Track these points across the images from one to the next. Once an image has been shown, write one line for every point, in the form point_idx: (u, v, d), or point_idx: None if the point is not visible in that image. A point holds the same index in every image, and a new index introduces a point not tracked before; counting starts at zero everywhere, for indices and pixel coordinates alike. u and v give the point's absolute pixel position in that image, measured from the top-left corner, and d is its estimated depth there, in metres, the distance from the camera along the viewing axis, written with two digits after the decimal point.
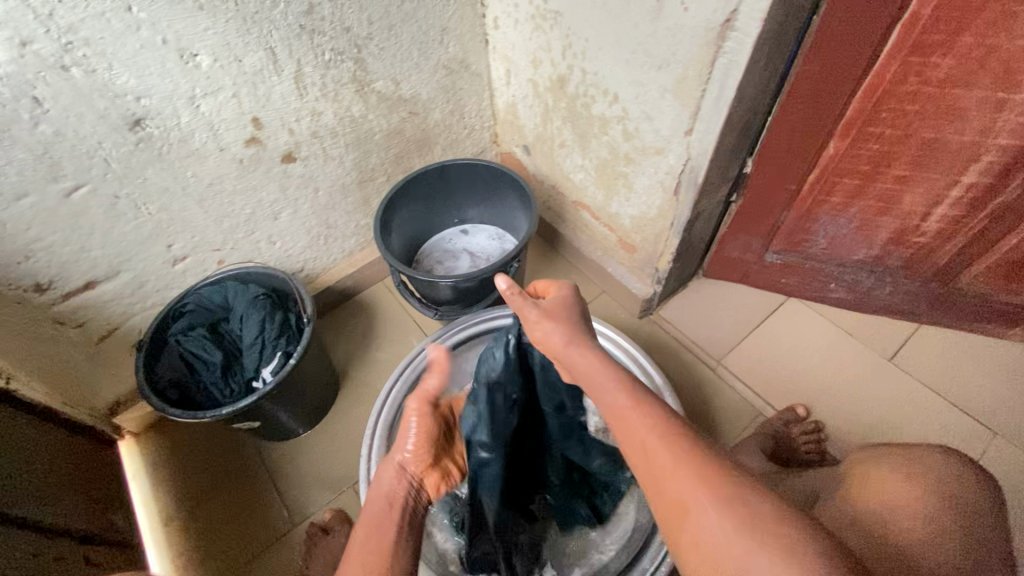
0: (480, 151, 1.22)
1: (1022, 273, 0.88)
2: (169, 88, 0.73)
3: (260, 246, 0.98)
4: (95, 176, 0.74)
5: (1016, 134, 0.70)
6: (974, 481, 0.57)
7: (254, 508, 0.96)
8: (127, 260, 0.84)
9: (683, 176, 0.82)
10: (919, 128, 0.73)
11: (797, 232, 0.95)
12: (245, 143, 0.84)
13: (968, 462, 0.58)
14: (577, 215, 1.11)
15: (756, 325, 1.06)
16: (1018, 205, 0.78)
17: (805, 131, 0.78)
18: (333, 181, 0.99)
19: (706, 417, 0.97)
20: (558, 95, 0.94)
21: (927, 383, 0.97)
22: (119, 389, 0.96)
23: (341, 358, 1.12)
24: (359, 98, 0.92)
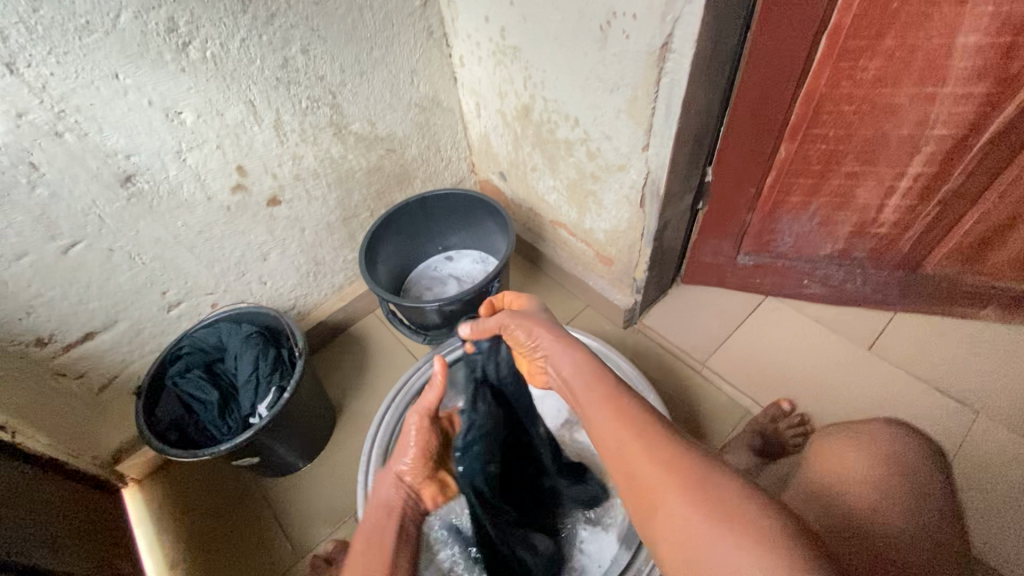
0: (459, 180, 1.27)
1: (982, 254, 0.92)
2: (156, 144, 0.78)
3: (252, 287, 1.02)
4: (90, 232, 0.78)
5: (950, 125, 0.75)
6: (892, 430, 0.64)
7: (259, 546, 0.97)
8: (124, 309, 0.88)
9: (646, 189, 0.86)
10: (859, 127, 0.78)
11: (764, 233, 0.99)
12: (231, 191, 0.89)
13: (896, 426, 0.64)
14: (555, 234, 1.15)
15: (737, 326, 1.09)
16: (965, 190, 0.83)
17: (755, 137, 0.83)
18: (319, 220, 1.04)
19: (695, 419, 0.99)
20: (525, 123, 0.99)
21: (906, 368, 0.99)
22: (121, 437, 0.98)
23: (337, 390, 1.14)
24: (337, 140, 0.97)
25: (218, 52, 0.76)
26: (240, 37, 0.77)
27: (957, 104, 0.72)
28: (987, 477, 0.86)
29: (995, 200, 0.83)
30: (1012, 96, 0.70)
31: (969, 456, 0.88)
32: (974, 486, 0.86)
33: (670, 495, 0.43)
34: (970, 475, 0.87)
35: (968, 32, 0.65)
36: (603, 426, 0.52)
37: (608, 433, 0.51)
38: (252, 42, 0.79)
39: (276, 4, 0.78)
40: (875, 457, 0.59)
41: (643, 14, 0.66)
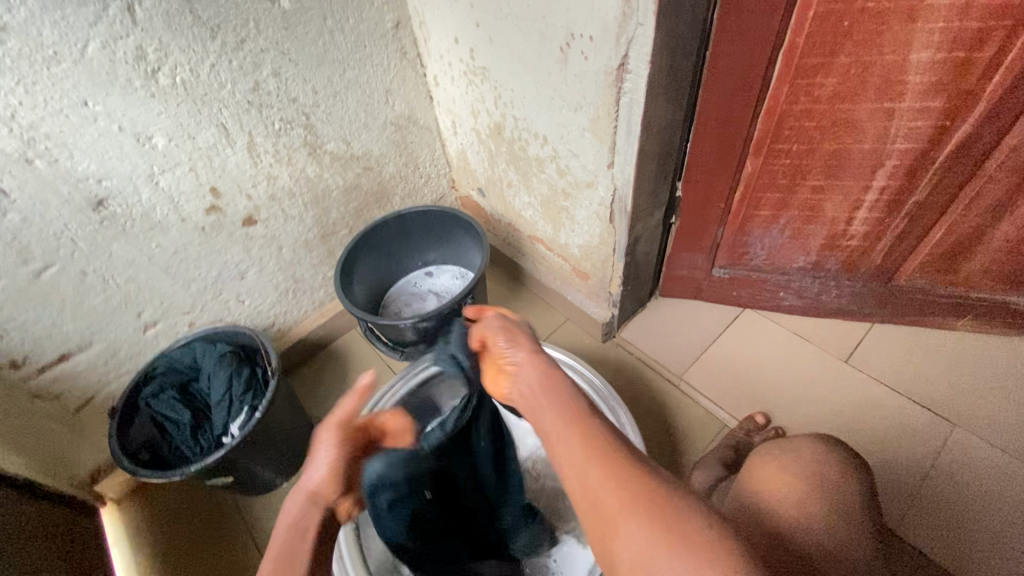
0: (440, 196, 1.28)
1: (954, 265, 0.92)
2: (128, 168, 0.79)
3: (229, 305, 1.03)
4: (63, 255, 0.79)
5: (911, 138, 0.75)
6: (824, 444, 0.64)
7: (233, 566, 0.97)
8: (99, 330, 0.89)
9: (614, 205, 0.87)
10: (822, 142, 0.79)
11: (737, 246, 0.99)
12: (205, 212, 0.90)
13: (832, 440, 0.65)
14: (533, 249, 1.16)
15: (715, 338, 1.09)
16: (931, 201, 0.83)
17: (721, 153, 0.83)
18: (296, 238, 1.05)
19: (671, 434, 0.99)
20: (498, 140, 1.01)
21: (883, 379, 0.99)
22: (99, 457, 0.99)
23: (317, 407, 1.14)
24: (312, 160, 0.99)
25: (188, 77, 0.78)
26: (209, 62, 0.79)
27: (916, 118, 0.73)
28: (965, 489, 0.86)
29: (962, 212, 0.83)
30: (970, 109, 0.70)
31: (945, 468, 0.88)
32: (950, 499, 0.85)
33: (627, 518, 0.41)
34: (947, 487, 0.86)
35: (921, 49, 0.66)
36: (552, 437, 0.49)
37: (568, 451, 0.46)
38: (222, 67, 0.80)
39: (245, 30, 0.80)
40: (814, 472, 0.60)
41: (600, 36, 0.68)
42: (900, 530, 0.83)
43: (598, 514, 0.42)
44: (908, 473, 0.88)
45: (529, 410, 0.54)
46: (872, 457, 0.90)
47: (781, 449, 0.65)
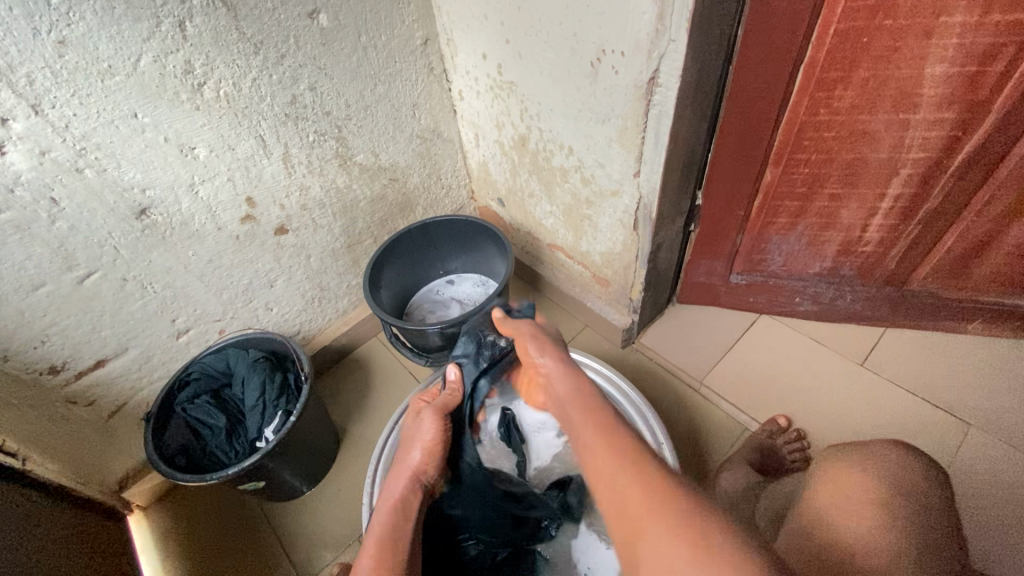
0: (459, 207, 1.31)
1: (965, 270, 0.95)
2: (171, 178, 0.82)
3: (258, 313, 1.05)
4: (105, 262, 0.81)
5: (925, 148, 0.79)
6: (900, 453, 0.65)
7: (256, 562, 0.98)
8: (135, 336, 0.90)
9: (639, 213, 0.90)
10: (839, 152, 0.82)
11: (755, 252, 1.02)
12: (240, 221, 0.93)
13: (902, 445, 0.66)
14: (553, 257, 1.18)
15: (732, 343, 1.11)
16: (945, 208, 0.86)
17: (742, 162, 0.87)
18: (324, 247, 1.08)
19: (693, 437, 1.01)
20: (522, 151, 1.04)
21: (899, 382, 1.01)
22: (128, 464, 0.99)
23: (341, 414, 1.16)
24: (342, 171, 1.01)
25: (231, 91, 0.81)
26: (251, 77, 0.82)
27: (930, 129, 0.77)
28: (985, 488, 0.87)
29: (974, 218, 0.87)
30: (982, 120, 0.74)
31: (964, 468, 0.90)
32: (972, 498, 0.87)
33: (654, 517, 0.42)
34: (967, 486, 0.88)
35: (936, 63, 0.69)
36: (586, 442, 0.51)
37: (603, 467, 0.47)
38: (263, 81, 0.84)
39: (285, 46, 0.83)
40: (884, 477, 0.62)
41: (631, 51, 0.71)
42: None
43: (625, 518, 0.44)
44: None
45: (563, 414, 0.58)
46: None
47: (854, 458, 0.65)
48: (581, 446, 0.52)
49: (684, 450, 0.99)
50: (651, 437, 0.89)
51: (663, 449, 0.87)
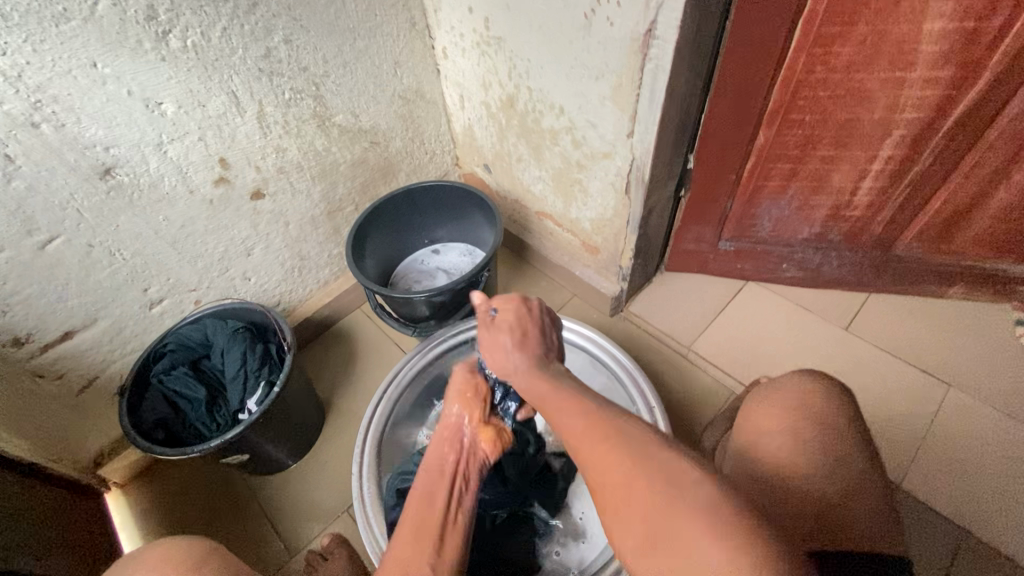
0: (443, 174, 1.27)
1: (949, 234, 0.96)
2: (136, 136, 0.76)
3: (236, 283, 1.00)
4: (68, 227, 0.76)
5: (918, 108, 0.78)
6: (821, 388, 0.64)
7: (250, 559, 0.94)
8: (105, 307, 0.86)
9: (631, 175, 0.88)
10: (834, 112, 0.81)
11: (744, 218, 1.02)
12: (214, 183, 0.88)
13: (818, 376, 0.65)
14: (541, 224, 1.16)
15: (720, 310, 1.11)
16: (934, 170, 0.86)
17: (737, 123, 0.85)
18: (303, 213, 1.03)
19: (683, 403, 1.01)
20: (509, 113, 1.00)
21: (881, 345, 1.03)
22: (103, 440, 0.96)
23: (325, 386, 1.13)
24: (321, 132, 0.96)
25: (199, 40, 0.75)
26: (221, 26, 0.76)
27: (925, 88, 0.76)
28: (961, 445, 0.90)
29: (961, 181, 0.87)
30: (976, 78, 0.73)
31: (942, 428, 0.92)
32: (948, 454, 0.90)
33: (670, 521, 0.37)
34: (944, 443, 0.91)
35: (935, 18, 0.68)
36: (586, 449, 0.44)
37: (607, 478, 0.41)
38: (234, 31, 0.78)
39: None
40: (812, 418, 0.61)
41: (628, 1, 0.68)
42: (901, 483, 0.88)
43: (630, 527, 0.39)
44: (907, 429, 0.93)
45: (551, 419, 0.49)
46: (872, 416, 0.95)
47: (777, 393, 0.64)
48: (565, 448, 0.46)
49: (673, 415, 1.00)
50: (642, 401, 0.89)
51: (654, 413, 0.87)
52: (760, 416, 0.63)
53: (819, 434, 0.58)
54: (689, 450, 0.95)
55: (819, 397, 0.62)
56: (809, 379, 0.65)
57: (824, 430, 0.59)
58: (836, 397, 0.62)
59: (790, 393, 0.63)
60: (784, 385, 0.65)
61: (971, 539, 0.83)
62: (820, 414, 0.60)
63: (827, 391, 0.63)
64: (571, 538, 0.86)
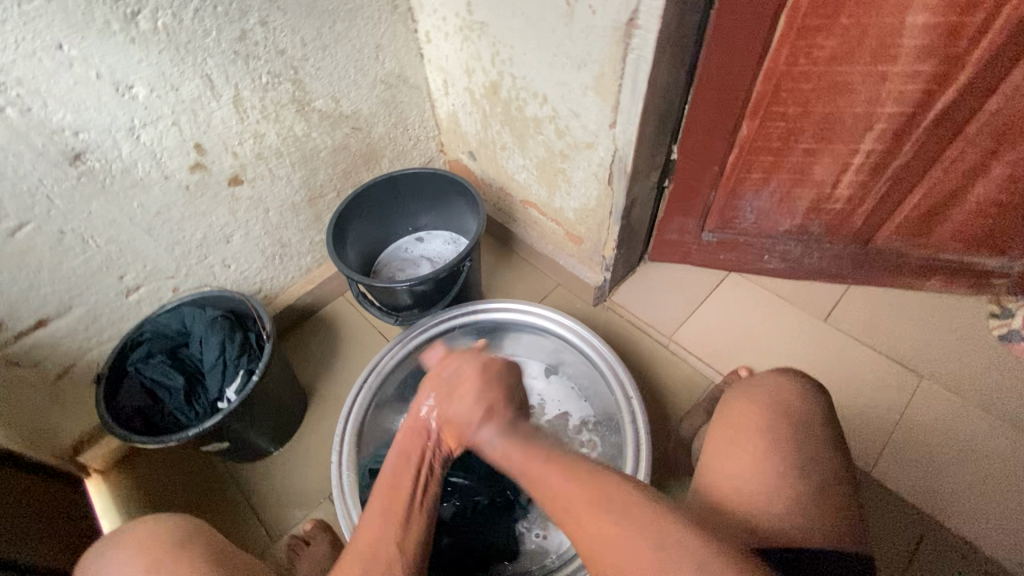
0: (428, 160, 1.26)
1: (928, 227, 0.97)
2: (107, 121, 0.74)
3: (215, 270, 0.99)
4: (39, 213, 0.74)
5: (899, 103, 0.78)
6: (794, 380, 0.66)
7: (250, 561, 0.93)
8: (79, 295, 0.84)
9: (614, 166, 0.87)
10: (816, 105, 0.81)
11: (727, 209, 1.02)
12: (189, 169, 0.86)
13: (793, 372, 0.67)
14: (525, 213, 1.15)
15: (701, 300, 1.12)
16: (914, 164, 0.87)
17: (720, 114, 0.84)
18: (283, 200, 1.02)
19: (662, 392, 1.02)
20: (493, 100, 0.99)
21: (858, 337, 1.05)
22: (82, 428, 0.95)
23: (308, 374, 1.13)
24: (300, 118, 0.95)
25: (170, 22, 0.73)
26: (193, 7, 0.74)
27: (907, 82, 0.76)
28: (930, 434, 0.93)
29: (940, 175, 0.88)
30: (957, 73, 0.73)
31: (913, 418, 0.95)
32: (918, 443, 0.92)
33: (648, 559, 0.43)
34: (914, 433, 0.93)
35: (917, 12, 0.68)
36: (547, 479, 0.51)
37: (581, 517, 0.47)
38: (207, 13, 0.75)
39: None
40: (785, 413, 0.61)
41: None
42: (873, 472, 0.90)
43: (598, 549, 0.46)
44: (880, 419, 0.95)
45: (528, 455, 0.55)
46: (846, 406, 0.97)
47: (749, 389, 0.66)
48: (551, 496, 0.50)
49: (653, 404, 1.01)
50: (621, 391, 0.90)
51: (632, 403, 0.88)
52: (735, 416, 0.63)
53: (791, 434, 0.59)
54: (667, 438, 0.96)
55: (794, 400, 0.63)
56: (790, 381, 0.65)
57: (795, 428, 0.60)
58: (808, 395, 0.64)
59: (763, 389, 0.65)
60: (755, 384, 0.66)
61: (936, 525, 0.85)
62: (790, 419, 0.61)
63: (803, 387, 0.64)
64: (555, 522, 0.87)
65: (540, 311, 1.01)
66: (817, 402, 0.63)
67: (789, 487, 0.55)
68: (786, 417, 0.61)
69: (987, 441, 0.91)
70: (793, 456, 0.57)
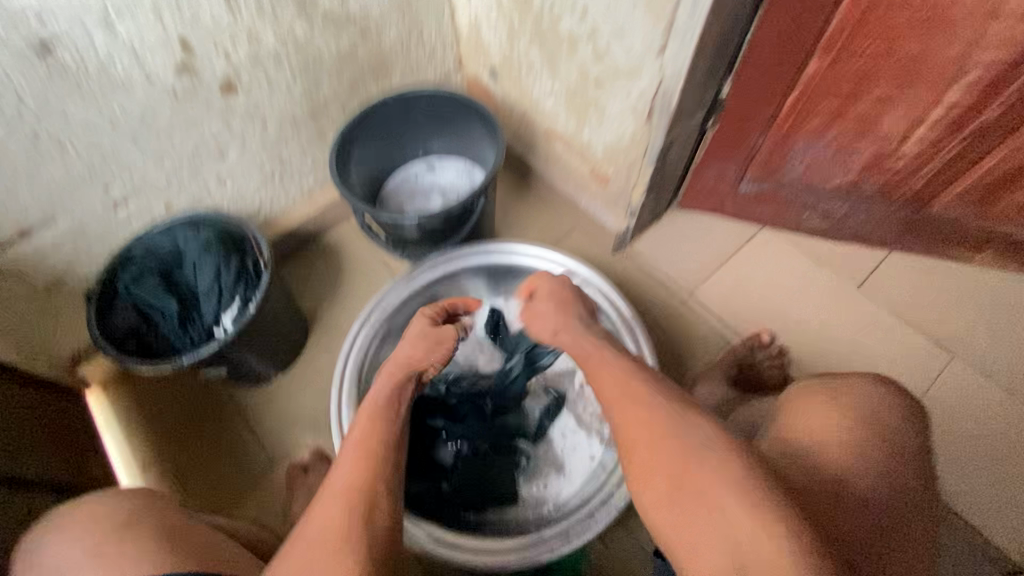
0: (444, 77, 1.13)
1: (995, 197, 0.87)
2: (75, 7, 0.64)
3: (210, 186, 0.92)
4: (7, 111, 0.67)
5: (1005, 47, 0.66)
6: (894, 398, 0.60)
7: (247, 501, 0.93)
8: (62, 205, 0.78)
9: (655, 101, 0.77)
10: (904, 43, 0.69)
11: (774, 159, 0.91)
12: (176, 71, 0.76)
13: (890, 384, 0.61)
14: (548, 145, 1.05)
15: (729, 256, 1.04)
16: (1001, 123, 0.75)
17: (788, 46, 0.72)
18: (283, 112, 0.92)
19: (676, 349, 0.98)
20: (523, 11, 0.86)
21: (892, 309, 0.98)
22: (79, 342, 0.93)
23: (309, 302, 1.09)
24: (302, 17, 0.83)
25: None
26: None
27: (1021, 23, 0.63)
28: (952, 416, 0.89)
29: None
30: None
31: (936, 398, 0.90)
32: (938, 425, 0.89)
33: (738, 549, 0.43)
34: (935, 414, 0.89)
35: None
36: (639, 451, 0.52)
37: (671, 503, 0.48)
38: None
39: None
40: (885, 434, 0.56)
41: None
42: None
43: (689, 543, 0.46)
44: None
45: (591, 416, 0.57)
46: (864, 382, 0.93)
47: (837, 394, 0.60)
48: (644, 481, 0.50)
49: (665, 362, 0.97)
50: (635, 355, 0.85)
51: (646, 367, 0.84)
52: (819, 425, 0.57)
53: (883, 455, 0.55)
54: (677, 398, 0.93)
55: (882, 404, 0.59)
56: (881, 388, 0.60)
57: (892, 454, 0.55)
58: (907, 417, 0.59)
59: (860, 403, 0.59)
60: (849, 394, 0.60)
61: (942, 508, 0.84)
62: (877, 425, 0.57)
63: (902, 403, 0.59)
64: (554, 470, 0.86)
65: (556, 258, 0.93)
66: (917, 429, 0.58)
67: (882, 516, 0.51)
68: (886, 441, 0.56)
69: (1009, 428, 0.88)
70: (890, 483, 0.53)
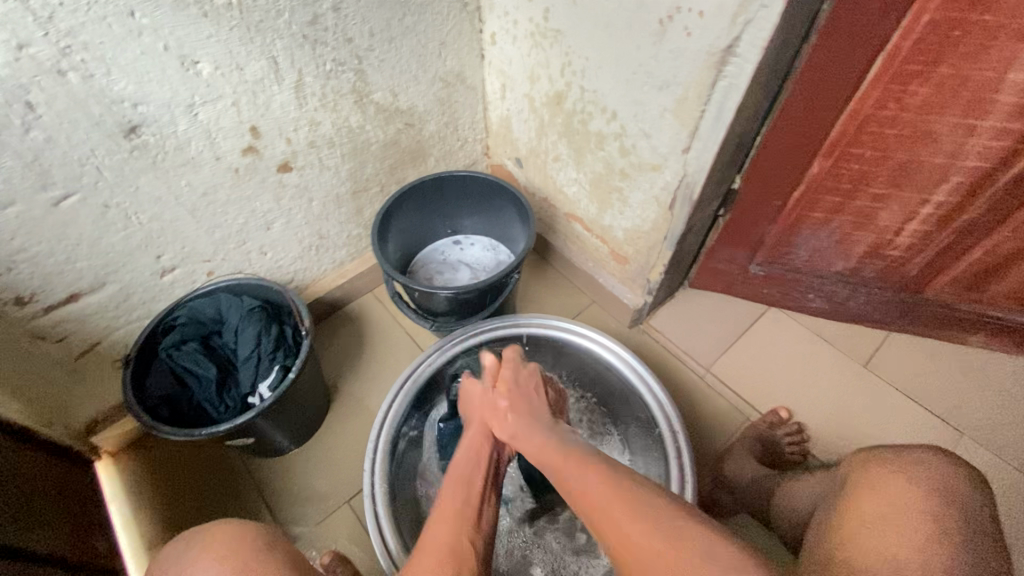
0: (472, 162, 1.22)
1: (982, 283, 0.95)
2: (168, 95, 0.71)
3: (251, 256, 0.96)
4: (86, 184, 0.71)
5: (982, 157, 0.75)
6: (962, 475, 0.57)
7: None
8: (113, 271, 0.81)
9: (678, 192, 0.85)
10: (896, 150, 0.78)
11: (780, 245, 1.00)
12: (242, 152, 0.83)
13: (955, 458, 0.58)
14: (569, 227, 1.12)
15: (740, 333, 1.10)
16: (980, 221, 0.84)
17: (800, 140, 0.81)
18: (328, 191, 0.98)
19: (696, 422, 1.01)
20: (554, 110, 0.96)
21: (898, 387, 1.02)
22: (99, 408, 0.92)
23: (331, 371, 1.10)
24: (357, 109, 0.92)
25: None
26: None
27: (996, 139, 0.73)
28: None
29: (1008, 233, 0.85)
30: None
31: None
32: None
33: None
34: None
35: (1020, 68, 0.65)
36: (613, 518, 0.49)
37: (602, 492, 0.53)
38: None
39: None
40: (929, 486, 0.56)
41: (712, 13, 0.65)
42: None
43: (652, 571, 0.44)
44: None
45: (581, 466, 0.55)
46: None
47: (889, 461, 0.60)
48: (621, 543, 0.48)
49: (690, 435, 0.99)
50: (666, 424, 0.86)
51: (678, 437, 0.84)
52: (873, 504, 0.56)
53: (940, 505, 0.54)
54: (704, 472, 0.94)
55: (942, 475, 0.56)
56: (949, 463, 0.58)
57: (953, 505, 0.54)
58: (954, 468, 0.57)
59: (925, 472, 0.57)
60: (910, 469, 0.58)
61: None
62: (962, 500, 0.54)
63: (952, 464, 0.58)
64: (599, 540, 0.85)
65: (583, 331, 0.96)
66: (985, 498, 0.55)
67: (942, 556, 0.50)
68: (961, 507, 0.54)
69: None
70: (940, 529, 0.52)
